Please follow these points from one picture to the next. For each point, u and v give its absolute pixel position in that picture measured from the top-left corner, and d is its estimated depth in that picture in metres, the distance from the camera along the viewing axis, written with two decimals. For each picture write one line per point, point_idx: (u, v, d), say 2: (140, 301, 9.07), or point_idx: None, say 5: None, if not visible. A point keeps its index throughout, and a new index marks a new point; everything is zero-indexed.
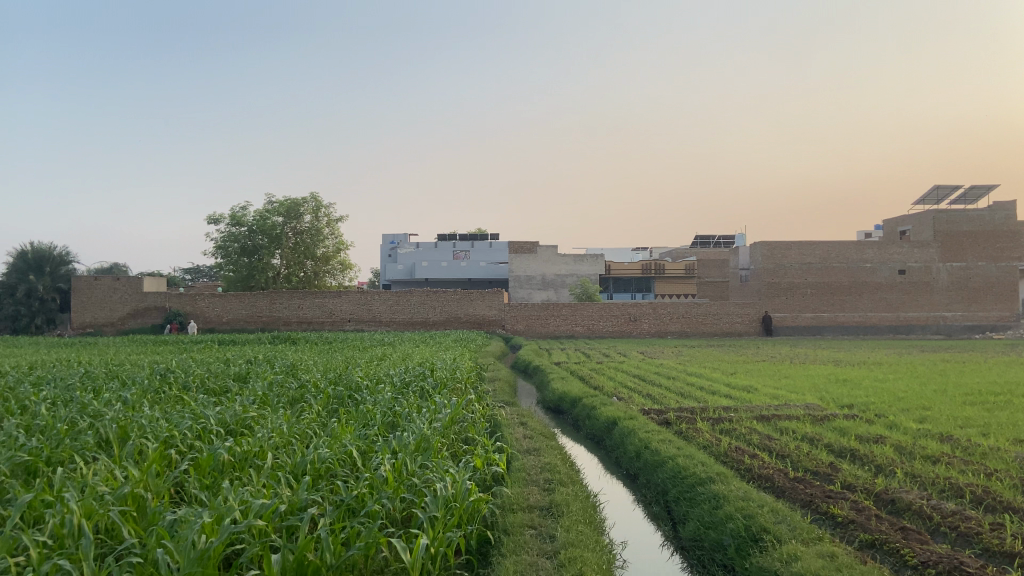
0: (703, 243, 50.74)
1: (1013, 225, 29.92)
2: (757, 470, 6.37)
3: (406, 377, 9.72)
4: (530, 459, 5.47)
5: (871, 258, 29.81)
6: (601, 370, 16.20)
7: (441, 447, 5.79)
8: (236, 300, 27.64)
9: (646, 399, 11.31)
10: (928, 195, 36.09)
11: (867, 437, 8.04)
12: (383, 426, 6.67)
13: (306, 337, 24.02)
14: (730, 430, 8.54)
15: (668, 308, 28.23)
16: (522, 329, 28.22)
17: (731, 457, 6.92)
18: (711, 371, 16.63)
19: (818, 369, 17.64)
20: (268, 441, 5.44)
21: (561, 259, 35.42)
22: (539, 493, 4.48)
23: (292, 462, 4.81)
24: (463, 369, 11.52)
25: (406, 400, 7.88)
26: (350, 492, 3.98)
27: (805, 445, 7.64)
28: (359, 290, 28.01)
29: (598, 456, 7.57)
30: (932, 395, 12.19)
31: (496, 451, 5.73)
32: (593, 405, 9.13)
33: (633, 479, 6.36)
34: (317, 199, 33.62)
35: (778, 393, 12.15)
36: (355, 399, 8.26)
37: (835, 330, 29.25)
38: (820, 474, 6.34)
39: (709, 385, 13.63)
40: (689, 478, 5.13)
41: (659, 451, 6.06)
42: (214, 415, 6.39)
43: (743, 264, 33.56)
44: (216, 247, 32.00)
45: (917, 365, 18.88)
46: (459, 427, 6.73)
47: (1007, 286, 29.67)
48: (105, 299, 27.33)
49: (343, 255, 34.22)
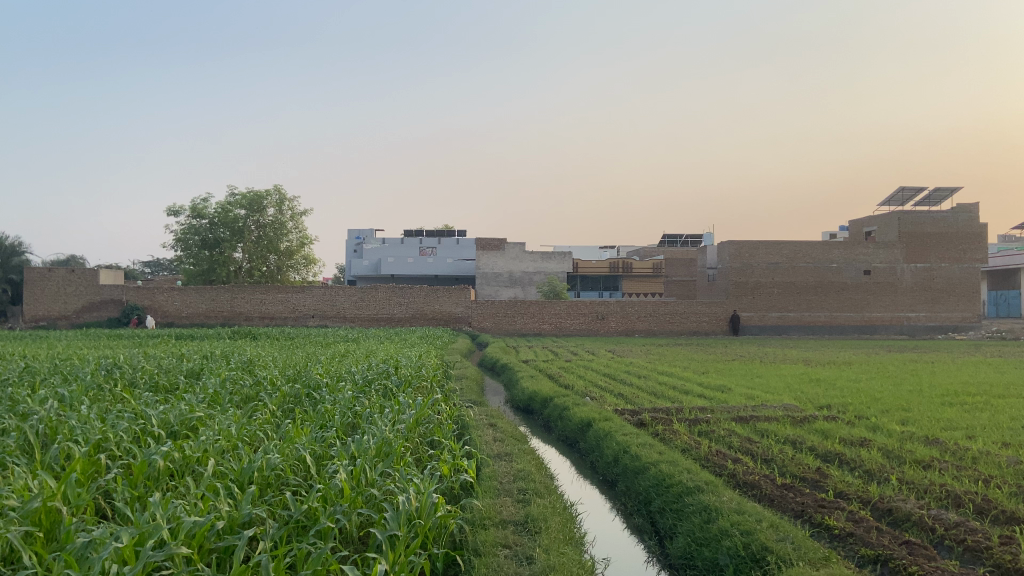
0: (670, 242, 50.76)
1: (975, 227, 30.03)
2: (742, 476, 5.98)
3: (369, 375, 9.21)
4: (502, 466, 5.01)
5: (838, 258, 29.76)
6: (571, 369, 15.81)
7: (404, 451, 5.31)
8: (195, 295, 26.77)
9: (619, 399, 10.94)
10: (893, 197, 36.29)
11: (850, 441, 7.73)
12: (342, 428, 6.17)
13: (268, 333, 23.33)
14: (708, 432, 8.16)
15: (637, 307, 27.97)
16: (489, 326, 27.78)
17: (711, 462, 6.53)
18: (682, 370, 16.32)
19: (789, 369, 17.45)
20: (213, 444, 4.93)
21: (529, 257, 35.03)
22: (513, 505, 4.03)
23: (236, 470, 4.30)
24: (429, 367, 11.00)
25: (368, 399, 7.37)
26: (299, 507, 3.51)
27: (788, 449, 7.31)
28: (324, 286, 27.27)
29: (571, 460, 7.13)
30: (907, 395, 12.01)
31: (464, 456, 5.27)
32: (566, 406, 8.71)
33: (611, 486, 5.94)
34: (281, 192, 32.79)
35: (752, 393, 11.84)
36: (313, 397, 7.73)
37: (800, 331, 29.46)
38: (810, 480, 5.96)
39: (680, 384, 13.30)
40: (675, 487, 4.71)
41: (639, 456, 5.65)
42: (156, 414, 5.84)
43: (710, 263, 33.39)
44: (175, 239, 31.06)
45: (886, 365, 18.82)
46: (425, 429, 6.25)
47: (968, 288, 30.00)
48: (59, 291, 26.32)
49: (308, 250, 33.46)
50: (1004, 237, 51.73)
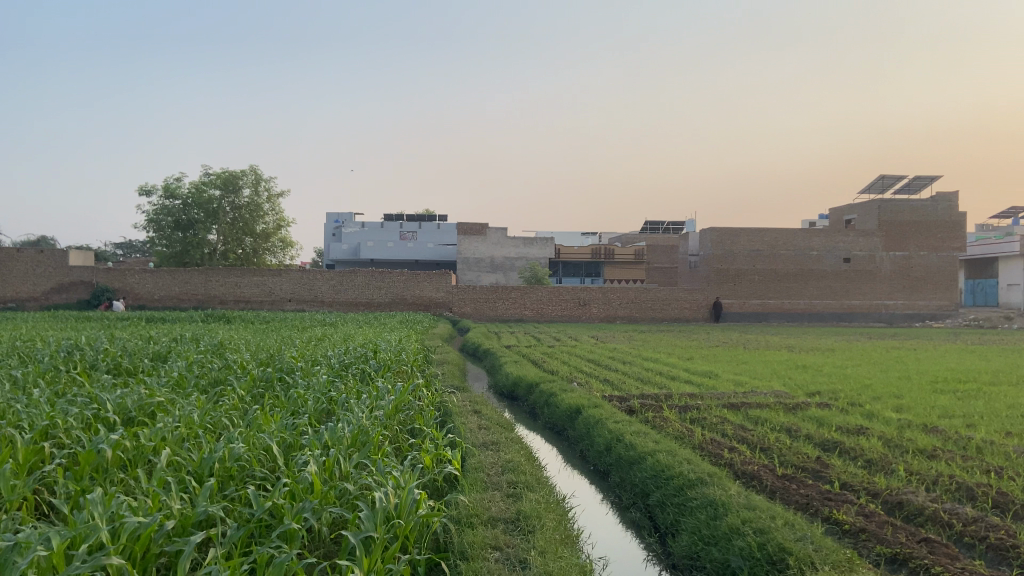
0: (652, 228, 50.55)
1: (954, 216, 29.92)
2: (741, 466, 5.63)
3: (346, 359, 8.78)
4: (489, 457, 4.63)
5: (818, 246, 29.65)
6: (555, 354, 15.48)
7: (382, 440, 4.93)
8: (168, 277, 26.11)
9: (606, 385, 10.60)
10: (874, 185, 36.21)
11: (847, 428, 7.43)
12: (315, 415, 5.78)
13: (243, 316, 22.77)
14: (701, 420, 7.82)
15: (618, 293, 27.63)
16: (470, 312, 27.36)
17: (708, 451, 6.18)
18: (666, 356, 16.03)
19: (774, 355, 17.20)
20: (171, 432, 4.52)
21: (511, 241, 34.60)
22: (501, 500, 3.65)
23: (196, 461, 3.93)
24: (409, 352, 10.59)
25: (344, 384, 6.97)
26: (262, 505, 3.13)
27: (784, 436, 7.00)
28: (302, 269, 26.67)
29: (560, 450, 6.77)
30: (899, 382, 11.75)
31: (447, 446, 4.89)
32: (553, 392, 8.35)
33: (603, 477, 5.59)
34: (257, 173, 32.05)
35: (741, 380, 11.53)
36: (286, 382, 7.32)
37: (780, 318, 29.24)
38: (812, 470, 5.63)
39: (667, 371, 12.97)
40: (675, 480, 4.35)
41: (634, 445, 5.29)
42: (111, 399, 5.42)
43: (692, 250, 33.09)
44: (147, 220, 30.29)
45: (871, 352, 18.64)
46: (405, 417, 5.86)
47: (946, 276, 29.96)
48: (27, 273, 25.57)
49: (284, 233, 32.81)
50: (982, 226, 52.02)
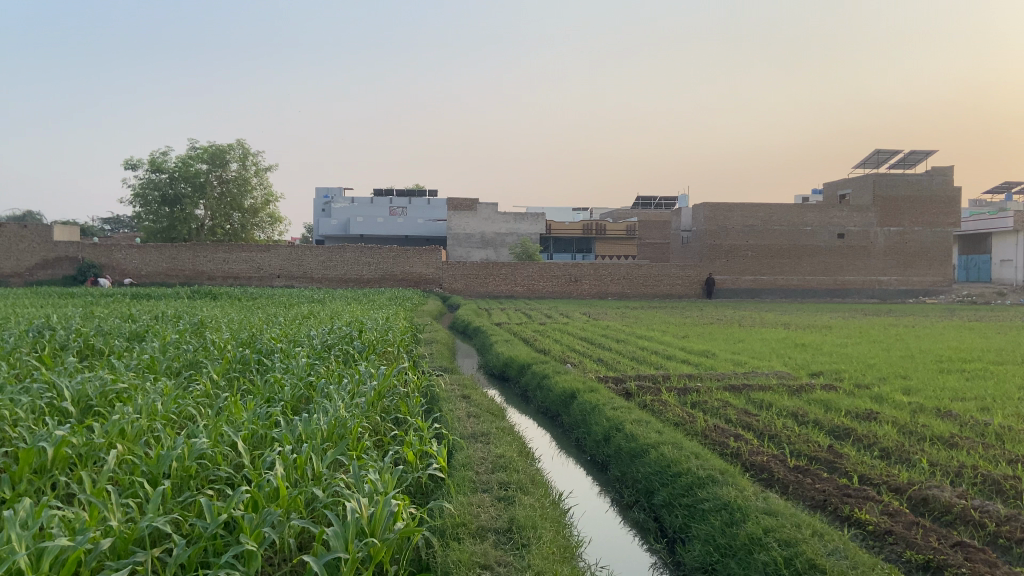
0: (643, 204, 50.11)
1: (949, 191, 29.61)
2: (749, 457, 5.26)
3: (329, 339, 8.33)
4: (478, 452, 4.22)
5: (812, 221, 29.25)
6: (547, 332, 15.09)
7: (362, 432, 4.51)
8: (155, 252, 25.53)
9: (600, 365, 10.23)
10: (869, 160, 35.83)
11: (856, 413, 7.08)
12: (292, 404, 5.36)
13: (229, 292, 22.29)
14: (701, 404, 7.44)
15: (611, 269, 27.22)
16: (461, 288, 26.97)
17: (712, 439, 5.81)
18: (661, 334, 15.68)
19: (770, 333, 16.87)
20: (128, 424, 4.09)
21: (502, 217, 34.10)
22: (492, 505, 3.26)
23: (151, 460, 3.51)
24: (396, 331, 10.17)
25: (325, 367, 6.53)
26: (216, 517, 2.72)
27: (790, 422, 6.65)
28: (290, 245, 26.10)
29: (553, 436, 6.39)
30: (901, 361, 11.42)
31: (432, 438, 4.48)
32: (546, 373, 7.97)
33: (601, 469, 5.20)
34: (244, 146, 31.38)
35: (740, 359, 11.18)
36: (264, 365, 6.87)
37: (773, 294, 28.95)
38: (825, 462, 5.28)
39: (662, 349, 12.61)
40: (683, 477, 3.96)
41: (635, 435, 4.90)
42: (69, 385, 4.97)
43: (684, 226, 32.68)
44: (133, 194, 29.59)
45: (867, 329, 18.35)
46: (389, 405, 5.45)
47: (940, 252, 29.69)
48: (10, 248, 24.98)
49: (272, 207, 32.24)
50: (975, 202, 51.77)
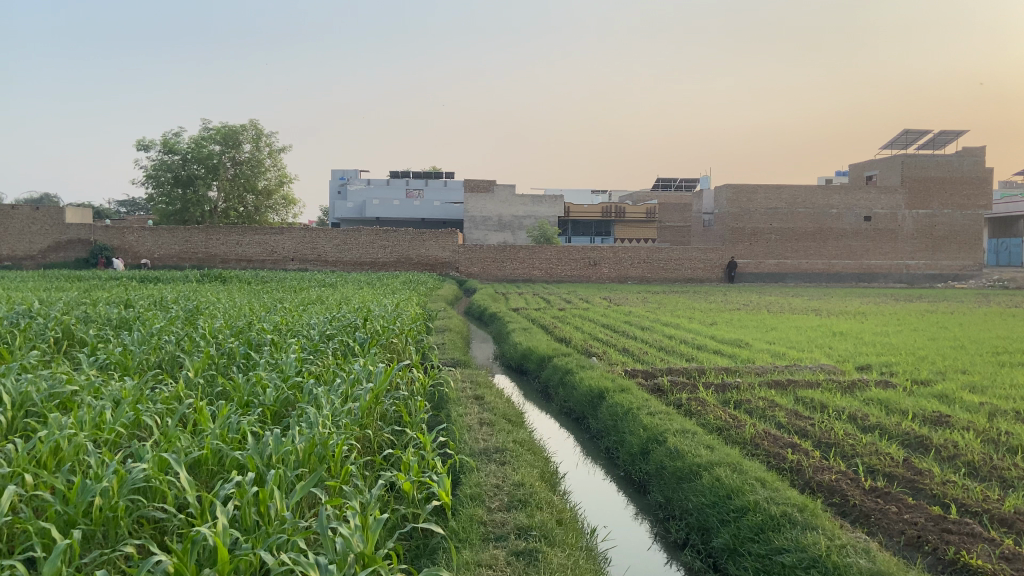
0: (663, 186, 48.97)
1: (981, 172, 28.30)
2: (813, 475, 4.46)
3: (329, 330, 7.51)
4: (489, 478, 3.41)
5: (838, 204, 28.07)
6: (566, 319, 14.26)
7: (348, 450, 3.70)
8: (168, 235, 24.87)
9: (626, 357, 9.38)
10: (898, 140, 34.55)
11: (922, 417, 6.18)
12: (273, 411, 4.55)
13: (239, 276, 21.59)
14: (746, 405, 6.58)
15: (630, 253, 26.28)
16: (477, 272, 26.20)
17: (765, 451, 5.01)
18: (688, 321, 14.76)
19: (804, 320, 15.88)
20: (62, 443, 3.34)
21: (519, 199, 33.20)
22: (509, 565, 2.47)
23: (73, 496, 2.76)
24: (406, 318, 9.37)
25: (318, 363, 5.69)
26: None
27: (850, 427, 5.79)
28: (304, 227, 25.33)
29: (579, 443, 5.58)
30: (955, 353, 10.45)
31: (435, 458, 3.69)
32: (568, 368, 7.14)
33: (641, 491, 4.35)
34: (257, 127, 30.66)
35: (777, 350, 10.28)
36: (251, 358, 6.05)
37: (798, 278, 27.91)
38: (904, 483, 4.46)
39: (691, 338, 11.71)
40: (750, 515, 3.15)
41: (680, 452, 4.07)
42: (7, 387, 4.18)
43: (706, 209, 31.64)
44: (145, 175, 28.91)
45: (907, 316, 17.31)
46: (387, 411, 4.64)
47: (972, 235, 28.46)
48: (22, 231, 24.41)
49: (286, 189, 31.55)
50: (1006, 183, 50.26)
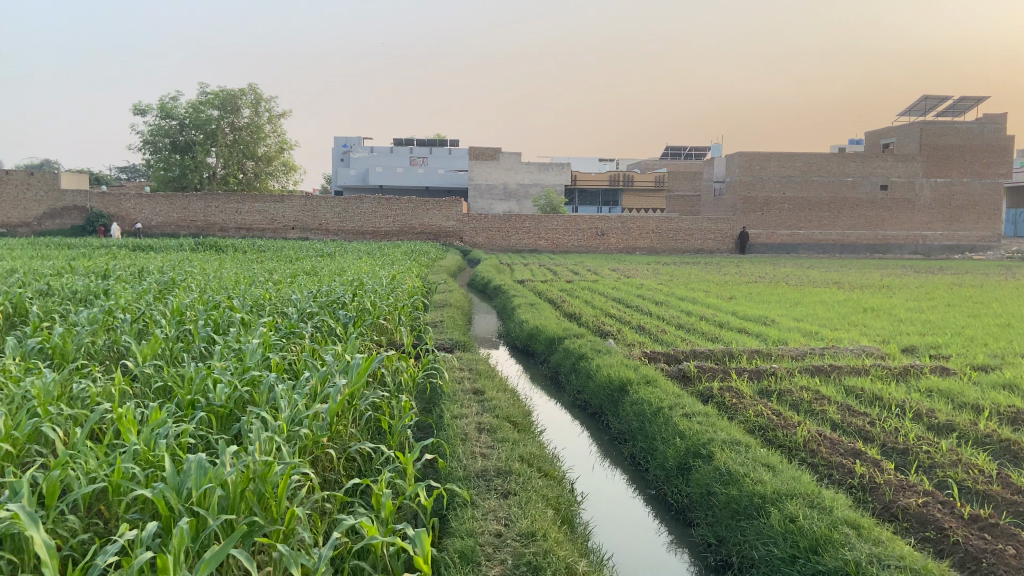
0: (673, 155, 47.70)
1: (1002, 139, 27.04)
2: (894, 499, 3.58)
3: (311, 307, 6.60)
4: (490, 521, 2.52)
5: (854, 172, 26.91)
6: (575, 292, 13.32)
7: (299, 482, 2.78)
8: (165, 202, 23.89)
9: (643, 337, 8.46)
10: (917, 106, 33.25)
11: (996, 414, 5.26)
12: (222, 414, 3.67)
13: (235, 245, 20.70)
14: (789, 397, 5.67)
15: (639, 223, 25.28)
16: (481, 242, 25.16)
17: (824, 463, 4.13)
18: (704, 295, 13.77)
19: (829, 294, 14.86)
20: None
21: (525, 167, 32.13)
22: None
23: None
24: (402, 293, 8.42)
25: (288, 352, 4.79)
26: None
27: (915, 427, 4.89)
28: (305, 195, 24.37)
29: (596, 445, 4.70)
30: (1001, 333, 9.48)
31: (414, 493, 2.78)
32: (582, 354, 6.22)
33: (682, 520, 3.45)
34: (257, 92, 29.48)
35: (809, 329, 9.34)
36: (215, 345, 5.15)
37: (811, 249, 26.91)
38: (1006, 508, 3.57)
39: (711, 314, 10.77)
40: None
41: (733, 475, 3.17)
42: None
43: (718, 177, 30.51)
44: (142, 140, 27.96)
45: (936, 289, 16.25)
46: (364, 415, 3.76)
47: (993, 205, 27.29)
48: (17, 196, 23.45)
49: (286, 155, 30.50)
50: None
